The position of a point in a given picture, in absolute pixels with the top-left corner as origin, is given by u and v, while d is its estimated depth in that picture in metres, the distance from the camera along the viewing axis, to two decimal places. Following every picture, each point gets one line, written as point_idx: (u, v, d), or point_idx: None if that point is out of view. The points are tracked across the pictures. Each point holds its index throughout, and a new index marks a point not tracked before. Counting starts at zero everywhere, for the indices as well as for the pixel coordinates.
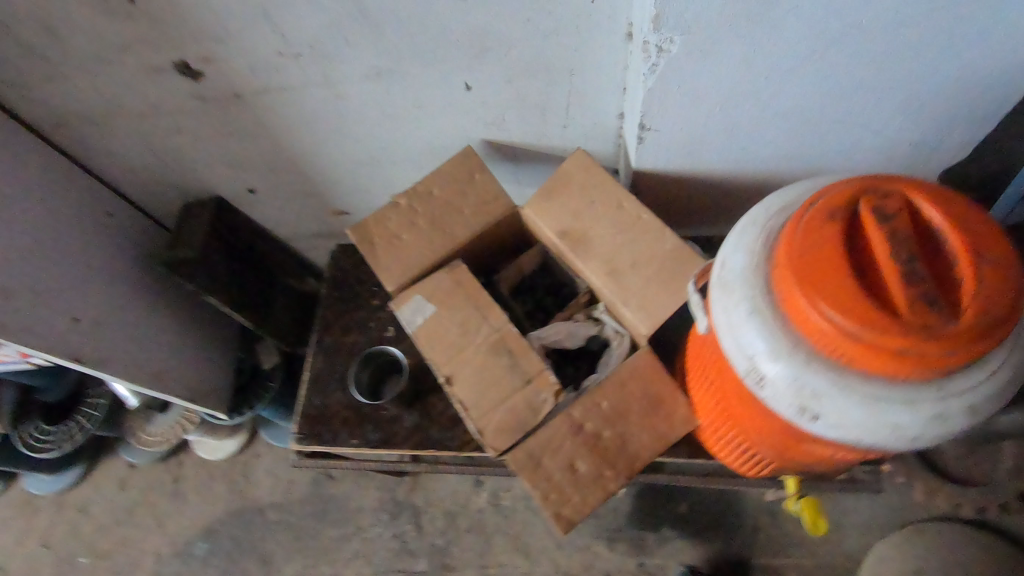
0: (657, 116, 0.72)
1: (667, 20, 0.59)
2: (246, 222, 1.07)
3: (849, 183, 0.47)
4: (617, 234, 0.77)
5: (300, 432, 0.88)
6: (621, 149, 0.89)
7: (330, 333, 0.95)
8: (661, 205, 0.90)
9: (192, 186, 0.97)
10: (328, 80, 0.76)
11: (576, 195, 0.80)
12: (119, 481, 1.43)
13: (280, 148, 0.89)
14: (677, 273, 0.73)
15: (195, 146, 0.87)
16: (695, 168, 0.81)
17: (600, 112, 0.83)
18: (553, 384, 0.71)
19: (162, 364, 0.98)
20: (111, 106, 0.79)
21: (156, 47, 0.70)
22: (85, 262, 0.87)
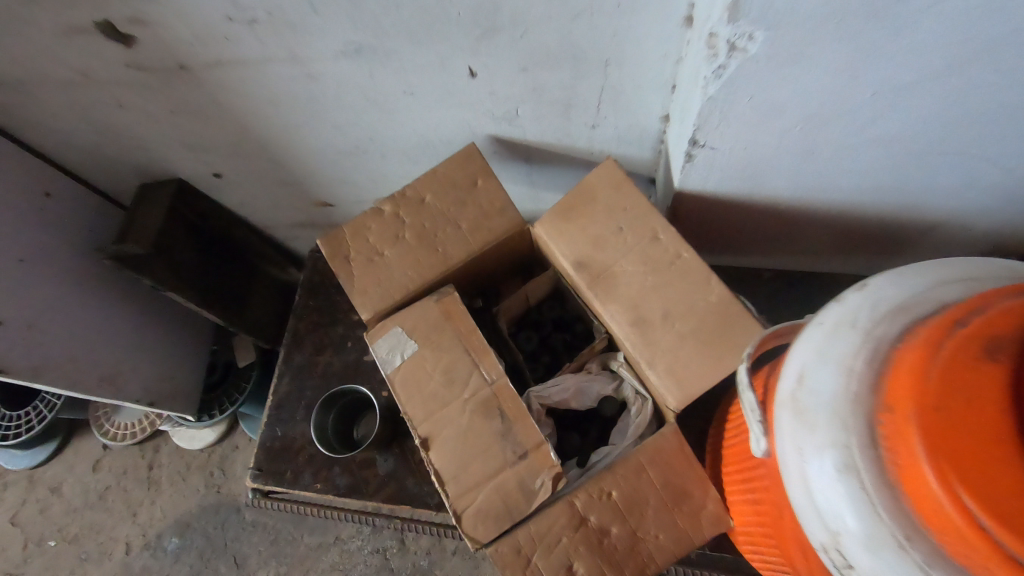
0: (714, 131, 0.54)
1: (749, 10, 0.41)
2: (216, 207, 0.92)
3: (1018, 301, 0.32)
4: (648, 274, 0.61)
5: (258, 467, 0.76)
6: (661, 156, 0.72)
7: (301, 350, 0.81)
8: (706, 229, 0.73)
9: (148, 165, 0.82)
10: (294, 56, 0.59)
11: (600, 219, 0.64)
12: (92, 463, 1.34)
13: (245, 132, 0.73)
14: (722, 334, 0.58)
15: (143, 123, 0.72)
16: (756, 192, 0.64)
17: (639, 113, 0.65)
18: (553, 464, 0.57)
19: (114, 369, 0.86)
20: (32, 71, 0.64)
21: (70, 3, 0.54)
22: (14, 255, 0.74)
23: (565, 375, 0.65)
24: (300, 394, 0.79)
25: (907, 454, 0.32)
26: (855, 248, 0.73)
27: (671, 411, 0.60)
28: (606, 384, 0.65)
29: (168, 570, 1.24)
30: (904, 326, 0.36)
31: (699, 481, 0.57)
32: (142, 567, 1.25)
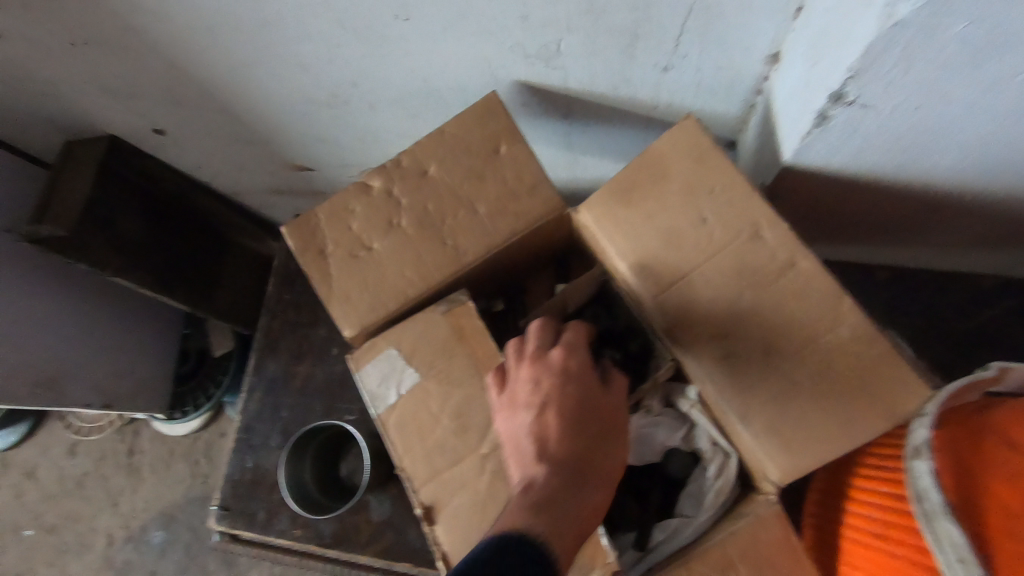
0: (879, 79, 0.35)
1: None
2: (168, 169, 0.74)
3: None
4: (746, 289, 0.43)
5: (225, 506, 0.61)
6: (755, 113, 0.52)
7: (276, 357, 0.65)
8: (807, 214, 0.54)
9: (69, 117, 0.63)
10: None
11: (677, 205, 0.45)
12: (67, 446, 1.22)
13: (183, 73, 0.54)
14: (858, 382, 0.40)
15: (42, 59, 0.53)
16: (904, 169, 0.44)
17: (737, 50, 0.45)
18: (608, 560, 0.41)
19: (52, 369, 0.71)
20: None
21: None
22: None
23: None
24: (274, 414, 0.63)
25: None
26: (1012, 243, 0.54)
27: (771, 482, 0.43)
28: (673, 433, 0.48)
29: (152, 565, 1.13)
30: None
31: None
32: (125, 560, 1.15)
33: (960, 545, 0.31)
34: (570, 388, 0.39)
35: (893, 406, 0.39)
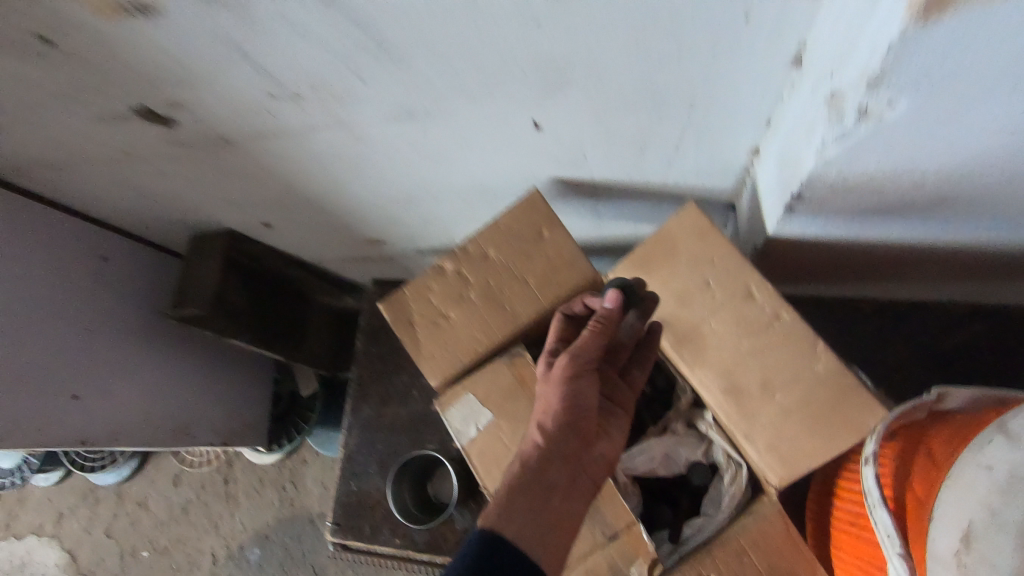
0: (826, 186, 0.47)
1: (897, 78, 0.34)
2: (267, 249, 0.90)
3: None
4: (743, 337, 0.56)
5: (336, 523, 0.76)
6: (746, 186, 0.64)
7: (367, 401, 0.80)
8: (796, 266, 0.66)
9: (198, 220, 0.80)
10: (342, 123, 0.54)
11: (684, 273, 0.58)
12: (172, 479, 1.40)
13: (293, 187, 0.69)
14: (835, 406, 0.52)
15: (188, 186, 0.69)
16: (867, 233, 0.56)
17: (725, 150, 0.58)
18: (648, 551, 0.54)
19: (183, 418, 0.88)
20: (77, 153, 0.61)
21: (106, 93, 0.50)
22: (80, 326, 0.73)
23: (650, 442, 0.62)
24: (370, 447, 0.78)
25: None
26: (976, 275, 0.64)
27: (773, 486, 0.55)
28: (694, 449, 0.61)
29: None
30: None
31: (806, 564, 0.52)
32: None
33: (889, 526, 0.42)
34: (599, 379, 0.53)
35: (862, 424, 0.51)
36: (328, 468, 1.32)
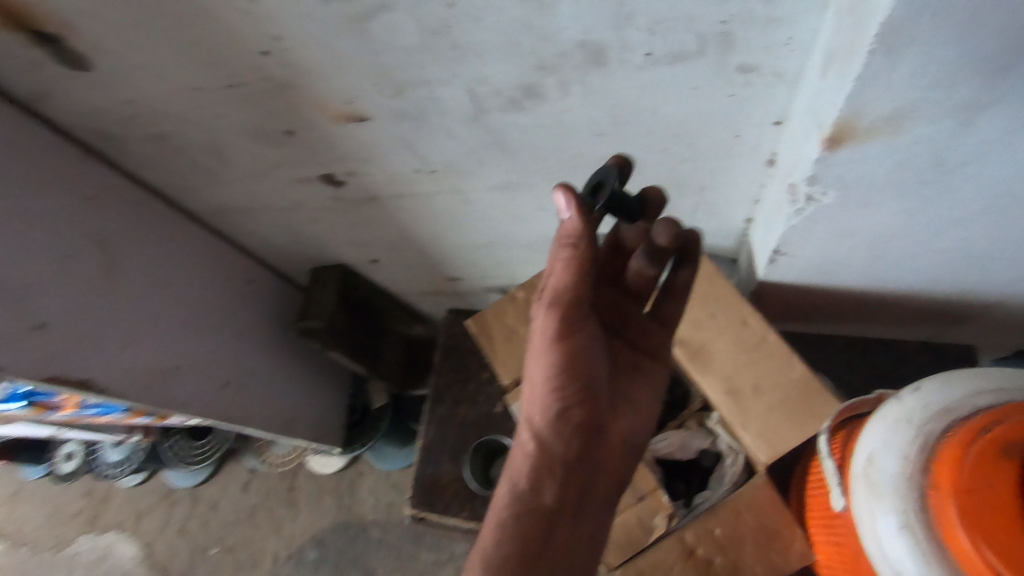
0: (794, 245, 0.69)
1: (825, 180, 0.56)
2: (365, 282, 1.13)
3: (1014, 416, 0.46)
4: (739, 353, 0.76)
5: (414, 499, 0.94)
6: (744, 245, 0.86)
7: (442, 403, 1.01)
8: (783, 307, 0.87)
9: (322, 256, 1.04)
10: (458, 189, 0.78)
11: (696, 305, 0.79)
12: (242, 484, 1.59)
13: (404, 233, 0.93)
14: (804, 403, 0.72)
15: (328, 230, 0.93)
16: (831, 282, 0.76)
17: (728, 218, 0.81)
18: (666, 508, 0.74)
19: (291, 414, 1.09)
20: (261, 203, 0.86)
21: (307, 165, 0.75)
22: (232, 331, 0.96)
23: (669, 432, 0.81)
24: (443, 440, 0.98)
25: (947, 520, 0.45)
26: (926, 321, 0.83)
27: (762, 464, 0.74)
28: (704, 439, 0.80)
29: None
30: (948, 425, 0.49)
31: (784, 523, 0.71)
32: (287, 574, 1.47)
33: (832, 471, 0.59)
34: (576, 349, 0.60)
35: (823, 414, 0.71)
36: (382, 479, 1.49)
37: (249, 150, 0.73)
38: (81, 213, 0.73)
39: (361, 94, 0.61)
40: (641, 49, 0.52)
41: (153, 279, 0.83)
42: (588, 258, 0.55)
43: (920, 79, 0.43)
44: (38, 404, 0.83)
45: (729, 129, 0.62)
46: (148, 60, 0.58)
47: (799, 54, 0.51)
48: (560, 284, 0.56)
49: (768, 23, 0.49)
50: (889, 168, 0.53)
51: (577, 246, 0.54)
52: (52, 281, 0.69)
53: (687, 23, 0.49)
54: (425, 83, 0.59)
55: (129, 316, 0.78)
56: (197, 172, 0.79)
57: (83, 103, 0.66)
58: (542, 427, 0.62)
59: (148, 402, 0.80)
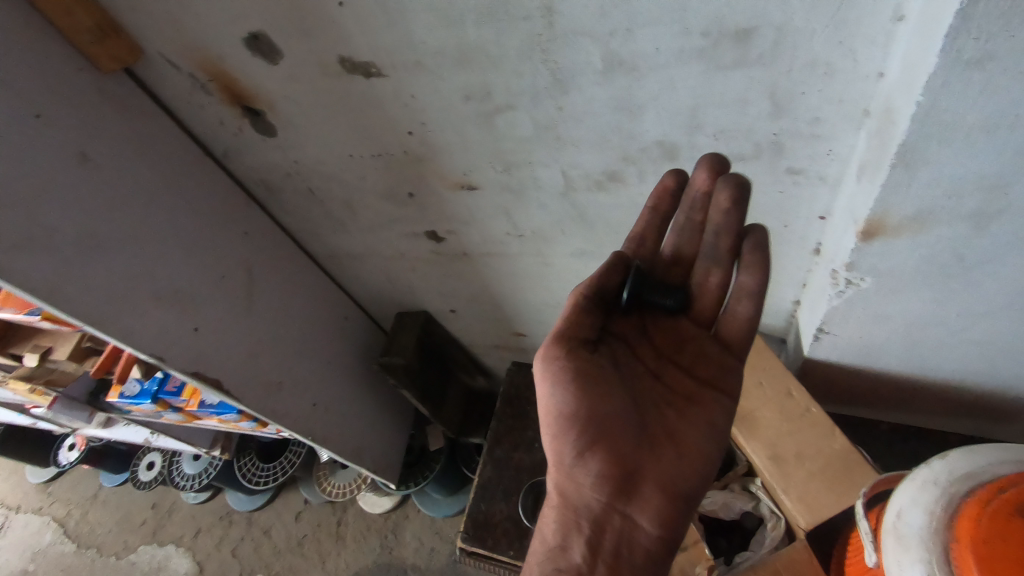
0: (836, 325, 0.77)
1: (860, 267, 0.65)
2: (441, 330, 1.27)
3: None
4: (784, 421, 0.82)
5: (465, 532, 1.02)
6: (793, 325, 0.95)
7: (501, 446, 1.10)
8: (828, 387, 0.93)
9: (409, 303, 1.19)
10: (539, 253, 0.92)
11: (745, 373, 0.86)
12: (295, 513, 1.68)
13: (485, 288, 1.07)
14: (844, 473, 0.77)
15: (420, 279, 1.09)
16: (873, 365, 0.82)
17: (777, 298, 0.90)
18: (707, 559, 0.79)
19: (357, 442, 1.22)
20: (371, 250, 1.03)
21: (418, 222, 0.91)
22: (324, 358, 1.11)
23: (714, 491, 0.88)
24: (498, 479, 1.07)
25: (968, 569, 0.51)
26: (971, 415, 0.87)
27: (802, 529, 0.78)
28: (747, 502, 0.85)
29: None
30: (971, 488, 0.55)
31: None
32: None
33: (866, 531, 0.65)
34: (576, 384, 0.61)
35: (858, 483, 0.76)
36: (427, 524, 1.56)
37: (375, 206, 0.90)
38: (237, 245, 0.91)
39: (476, 169, 0.77)
40: (706, 150, 0.66)
41: (276, 304, 0.99)
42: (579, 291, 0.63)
43: (935, 189, 0.53)
44: (160, 401, 1.04)
45: (779, 219, 0.74)
46: (321, 133, 0.77)
47: (838, 162, 0.63)
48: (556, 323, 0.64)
49: (812, 138, 0.61)
50: (918, 260, 0.62)
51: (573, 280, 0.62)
52: (209, 294, 0.86)
53: (745, 133, 0.63)
54: (529, 164, 0.74)
55: (255, 332, 0.94)
56: (327, 221, 0.97)
57: (260, 160, 0.86)
58: (559, 477, 0.63)
59: (255, 406, 0.94)
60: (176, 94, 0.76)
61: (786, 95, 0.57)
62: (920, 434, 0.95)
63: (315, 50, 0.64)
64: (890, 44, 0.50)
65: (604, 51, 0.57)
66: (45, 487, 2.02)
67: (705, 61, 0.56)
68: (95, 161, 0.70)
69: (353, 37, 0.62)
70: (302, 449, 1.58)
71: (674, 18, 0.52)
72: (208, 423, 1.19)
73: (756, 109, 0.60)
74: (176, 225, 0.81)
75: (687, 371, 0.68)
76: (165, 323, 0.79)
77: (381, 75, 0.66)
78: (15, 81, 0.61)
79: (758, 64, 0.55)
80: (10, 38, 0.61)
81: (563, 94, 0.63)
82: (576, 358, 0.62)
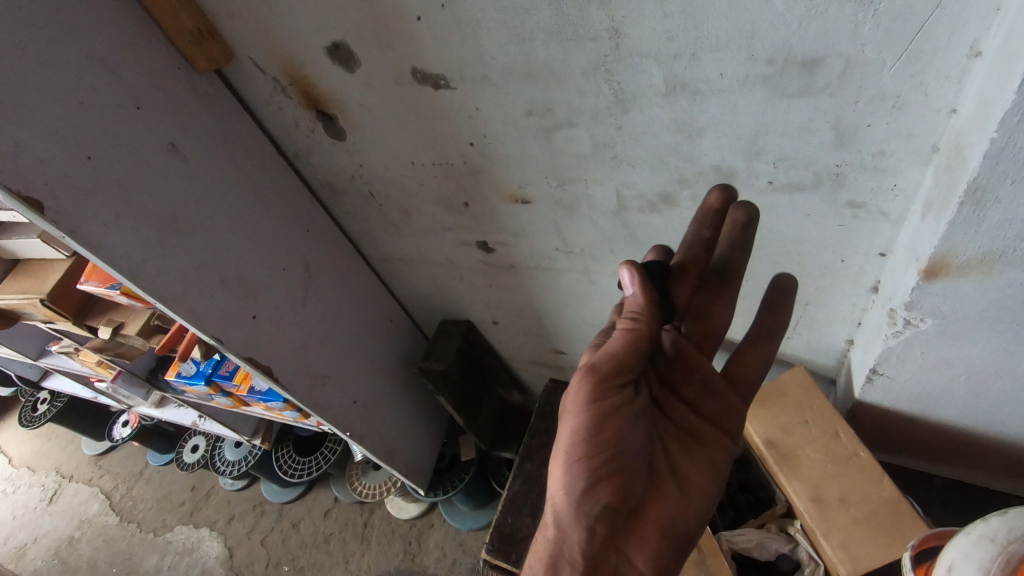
0: (891, 368, 0.74)
1: (921, 307, 0.63)
2: (482, 341, 1.29)
3: None
4: (829, 463, 0.79)
5: (490, 544, 1.03)
6: (844, 365, 0.92)
7: (532, 461, 1.12)
8: (878, 434, 0.89)
9: (453, 311, 1.22)
10: (586, 270, 0.93)
11: (789, 409, 0.85)
12: (325, 510, 1.72)
13: (529, 303, 1.08)
14: (892, 523, 0.73)
15: (466, 289, 1.12)
16: (930, 414, 0.78)
17: (830, 335, 0.88)
18: None
19: (390, 443, 1.25)
20: (423, 256, 1.06)
21: (471, 231, 0.94)
22: (367, 358, 1.15)
23: (749, 528, 0.85)
24: (527, 494, 1.08)
25: None
26: None
27: None
28: (783, 544, 0.82)
29: None
30: None
31: None
32: None
33: None
34: (609, 421, 0.59)
35: (906, 535, 0.72)
36: (450, 535, 1.56)
37: (431, 213, 0.93)
38: (298, 241, 0.96)
39: (531, 183, 0.79)
40: (764, 177, 0.66)
41: (329, 301, 1.04)
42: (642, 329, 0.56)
43: (1007, 230, 0.51)
44: (212, 385, 1.10)
45: (835, 253, 0.73)
46: (388, 140, 0.81)
47: (903, 198, 0.61)
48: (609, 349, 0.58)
49: (877, 171, 0.60)
50: (984, 304, 0.59)
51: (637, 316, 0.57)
52: (269, 285, 0.90)
53: (806, 163, 0.62)
54: (584, 181, 0.75)
55: (306, 325, 0.98)
56: (384, 225, 1.01)
57: (328, 163, 0.90)
58: (563, 510, 0.62)
59: (300, 396, 0.98)
60: (259, 96, 0.82)
61: (851, 126, 0.57)
62: (978, 494, 0.89)
63: (390, 61, 0.68)
64: (964, 80, 0.49)
65: (668, 73, 0.58)
66: (97, 460, 2.14)
67: (770, 87, 0.56)
68: (182, 152, 0.75)
69: (428, 50, 0.65)
70: (337, 446, 1.60)
71: (741, 44, 0.53)
72: (253, 410, 1.25)
73: (819, 139, 0.59)
74: (246, 217, 0.86)
75: (695, 405, 0.70)
76: (228, 307, 0.84)
77: (450, 87, 0.69)
78: (123, 75, 0.67)
79: (824, 93, 0.55)
80: (123, 36, 0.67)
81: (624, 114, 0.64)
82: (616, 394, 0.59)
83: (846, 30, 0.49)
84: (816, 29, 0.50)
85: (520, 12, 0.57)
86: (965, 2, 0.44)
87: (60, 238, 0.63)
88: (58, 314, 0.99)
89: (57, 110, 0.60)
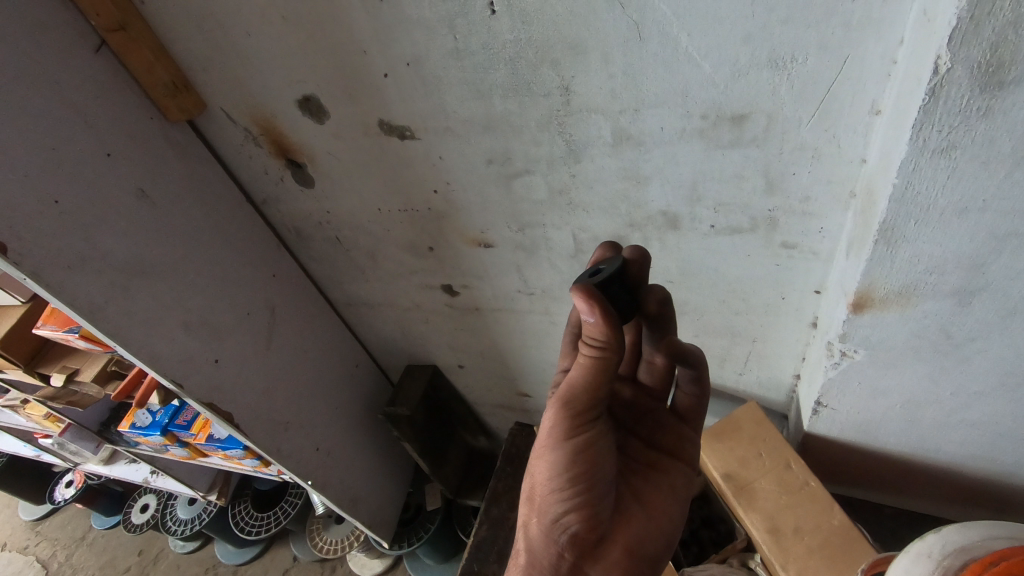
0: (834, 399, 0.78)
1: (853, 339, 0.68)
2: (448, 385, 1.30)
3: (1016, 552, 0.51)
4: (783, 494, 0.82)
5: None
6: (793, 399, 0.97)
7: (497, 506, 1.13)
8: (829, 465, 0.93)
9: (419, 356, 1.23)
10: (547, 312, 0.96)
11: (744, 443, 0.88)
12: (283, 569, 1.64)
13: (494, 346, 1.11)
14: (846, 552, 0.76)
15: (431, 333, 1.14)
16: (873, 444, 0.83)
17: (777, 370, 0.93)
18: None
19: (355, 492, 1.24)
20: (389, 300, 1.08)
21: (437, 276, 0.97)
22: (331, 403, 1.15)
23: (711, 564, 0.86)
24: (493, 540, 1.08)
25: None
26: (974, 502, 0.86)
27: None
28: None
29: None
30: (964, 561, 0.55)
31: None
32: None
33: None
34: (584, 452, 0.60)
35: (855, 561, 0.75)
36: None
37: (396, 257, 0.96)
38: (265, 285, 0.97)
39: (493, 228, 0.84)
40: (706, 221, 0.72)
41: (293, 346, 1.04)
42: (601, 360, 0.55)
43: (917, 265, 0.57)
44: (168, 434, 1.08)
45: (776, 291, 0.78)
46: (356, 187, 0.84)
47: (828, 240, 0.68)
48: (575, 381, 0.57)
49: (803, 215, 0.66)
50: (907, 335, 0.64)
51: (595, 347, 0.54)
52: (233, 330, 0.91)
53: (743, 207, 0.68)
54: (543, 226, 0.80)
55: (270, 370, 0.98)
56: (350, 270, 1.03)
57: (296, 209, 0.93)
58: (538, 537, 0.62)
59: (261, 443, 0.97)
60: (230, 146, 0.85)
61: (778, 174, 0.63)
62: (922, 522, 0.93)
63: (359, 113, 0.72)
64: (869, 133, 0.56)
65: (614, 126, 0.64)
66: (33, 525, 2.00)
67: (705, 140, 0.62)
68: (150, 198, 0.77)
69: (395, 104, 0.70)
70: (296, 499, 1.55)
71: (677, 101, 0.59)
72: (211, 461, 1.22)
73: (752, 186, 0.65)
74: (212, 262, 0.87)
75: (649, 440, 0.71)
76: (191, 351, 0.84)
77: (415, 137, 0.73)
78: (96, 123, 0.70)
79: (752, 145, 0.61)
80: (98, 88, 0.70)
81: (577, 163, 0.70)
82: (590, 426, 0.60)
83: (766, 91, 0.56)
84: (740, 90, 0.56)
85: (479, 71, 0.63)
86: (862, 68, 0.51)
87: (21, 281, 0.63)
88: (9, 361, 0.98)
89: (28, 157, 0.62)
